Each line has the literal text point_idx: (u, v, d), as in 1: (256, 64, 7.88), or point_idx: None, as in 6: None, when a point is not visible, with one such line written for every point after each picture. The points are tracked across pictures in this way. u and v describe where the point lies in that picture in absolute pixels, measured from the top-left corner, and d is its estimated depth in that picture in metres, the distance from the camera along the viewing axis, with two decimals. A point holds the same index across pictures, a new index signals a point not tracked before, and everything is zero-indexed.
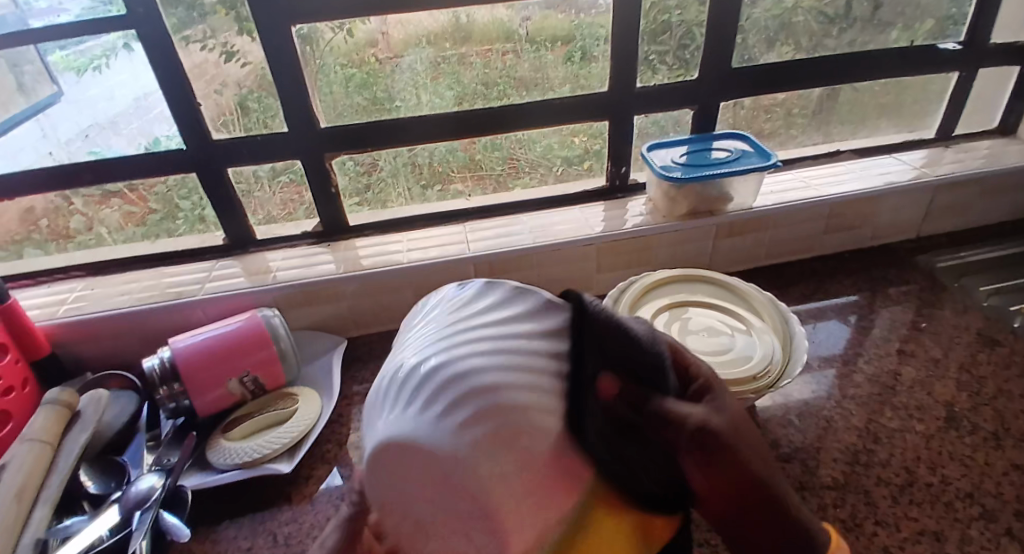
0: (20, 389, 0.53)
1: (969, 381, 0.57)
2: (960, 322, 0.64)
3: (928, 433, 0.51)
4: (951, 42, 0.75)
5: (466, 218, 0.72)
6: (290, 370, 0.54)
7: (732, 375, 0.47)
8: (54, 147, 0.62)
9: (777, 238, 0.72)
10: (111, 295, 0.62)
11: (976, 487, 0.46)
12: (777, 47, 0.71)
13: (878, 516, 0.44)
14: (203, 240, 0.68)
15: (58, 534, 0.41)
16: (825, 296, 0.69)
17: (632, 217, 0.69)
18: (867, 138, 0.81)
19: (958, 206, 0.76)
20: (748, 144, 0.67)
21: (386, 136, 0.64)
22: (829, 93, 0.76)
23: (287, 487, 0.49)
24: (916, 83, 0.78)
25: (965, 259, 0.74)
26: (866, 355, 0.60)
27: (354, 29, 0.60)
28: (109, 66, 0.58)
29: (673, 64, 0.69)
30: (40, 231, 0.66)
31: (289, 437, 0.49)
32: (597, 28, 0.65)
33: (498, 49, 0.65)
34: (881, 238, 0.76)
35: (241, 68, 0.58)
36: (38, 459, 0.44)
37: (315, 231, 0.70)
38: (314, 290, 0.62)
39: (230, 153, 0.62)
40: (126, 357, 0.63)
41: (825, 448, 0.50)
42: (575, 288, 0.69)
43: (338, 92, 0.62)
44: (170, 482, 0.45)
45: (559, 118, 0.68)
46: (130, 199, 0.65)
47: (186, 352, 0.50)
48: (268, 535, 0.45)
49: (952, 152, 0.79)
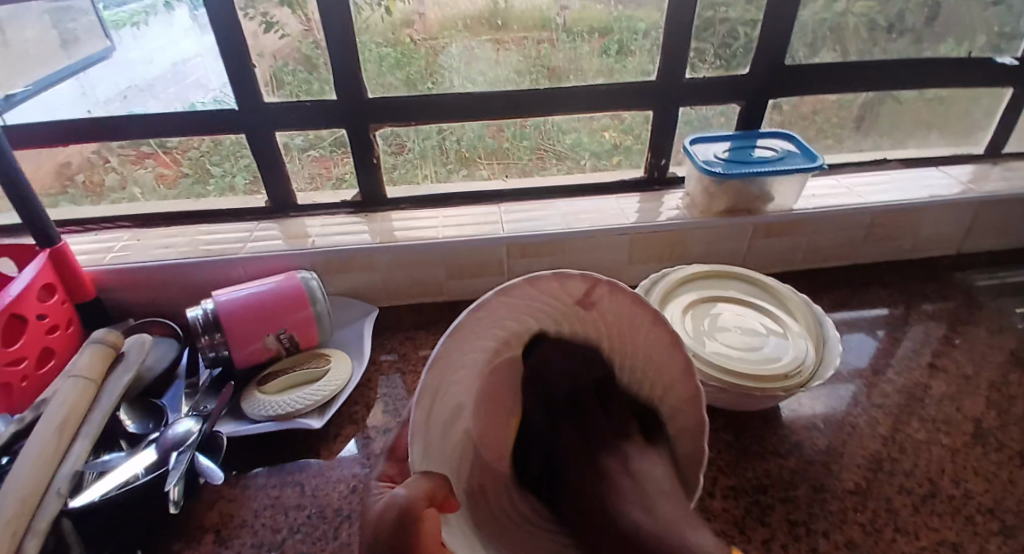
0: (65, 328, 0.56)
1: (999, 399, 0.56)
2: (995, 341, 0.63)
3: (955, 447, 0.51)
4: (1006, 57, 0.73)
5: (498, 200, 0.73)
6: (324, 332, 0.56)
7: (763, 371, 0.48)
8: (93, 107, 0.63)
9: (812, 243, 0.71)
10: (152, 247, 0.64)
11: (998, 502, 0.46)
12: (823, 52, 0.70)
13: (898, 523, 0.44)
14: (243, 202, 0.70)
15: (95, 469, 0.43)
16: (857, 306, 0.68)
17: (666, 210, 0.69)
18: (913, 150, 0.80)
19: (1000, 226, 0.75)
20: (794, 144, 0.66)
21: (424, 113, 0.65)
22: (876, 102, 0.75)
23: (316, 443, 0.50)
24: (967, 98, 0.76)
25: (1005, 280, 0.72)
26: (896, 366, 0.60)
27: (392, 7, 0.60)
28: (147, 24, 0.61)
29: (714, 63, 0.68)
30: (76, 186, 0.67)
31: (322, 395, 0.51)
32: (636, 22, 0.65)
33: (536, 37, 0.65)
34: (920, 252, 0.75)
35: (280, 39, 0.60)
36: (82, 394, 0.46)
37: (352, 201, 0.71)
38: (350, 258, 0.63)
39: (274, 118, 0.63)
40: (165, 308, 0.65)
41: (848, 453, 0.50)
42: (604, 277, 0.70)
43: (373, 70, 0.63)
44: (206, 428, 0.47)
45: (596, 106, 0.68)
46: (163, 160, 0.67)
47: (229, 305, 0.52)
48: (295, 487, 0.46)
49: (999, 169, 0.77)
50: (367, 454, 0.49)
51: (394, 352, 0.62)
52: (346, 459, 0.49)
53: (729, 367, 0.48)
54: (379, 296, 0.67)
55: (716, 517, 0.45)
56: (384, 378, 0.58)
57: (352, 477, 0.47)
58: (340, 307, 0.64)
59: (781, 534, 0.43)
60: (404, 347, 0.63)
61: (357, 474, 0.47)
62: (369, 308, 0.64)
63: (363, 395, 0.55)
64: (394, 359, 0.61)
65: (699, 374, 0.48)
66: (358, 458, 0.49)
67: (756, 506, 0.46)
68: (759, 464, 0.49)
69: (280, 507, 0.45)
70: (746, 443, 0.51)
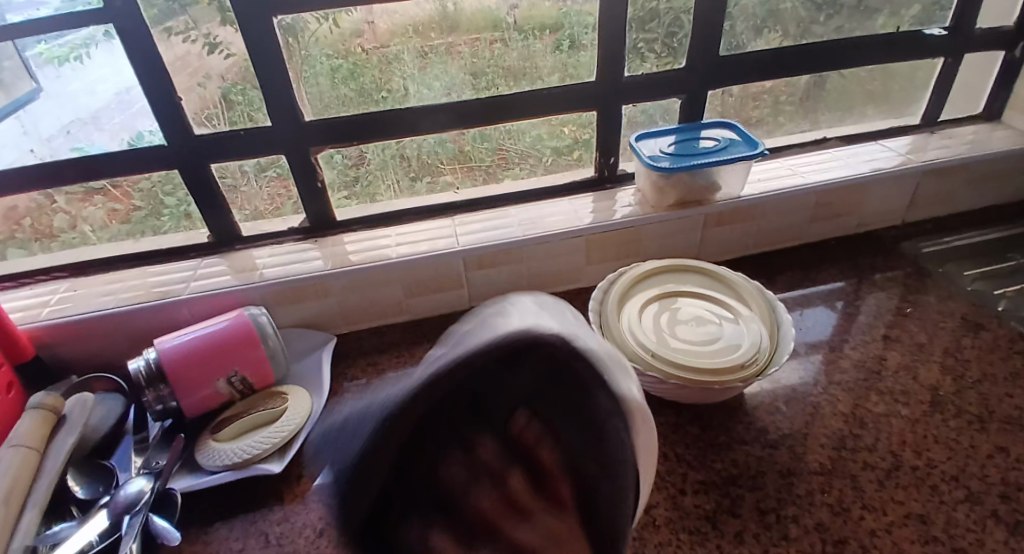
0: (6, 394, 0.52)
1: (953, 365, 0.57)
2: (945, 307, 0.65)
3: (914, 417, 0.52)
4: (936, 28, 0.75)
5: (457, 211, 0.72)
6: (278, 368, 0.54)
7: (723, 364, 0.48)
8: (36, 145, 0.60)
9: (765, 227, 0.72)
10: (95, 296, 0.61)
11: (959, 469, 0.47)
12: (764, 34, 0.70)
13: (865, 500, 0.45)
14: (189, 238, 0.67)
15: (47, 541, 0.41)
16: (812, 283, 0.69)
17: (621, 207, 0.69)
18: (855, 125, 0.82)
19: (942, 193, 0.77)
20: (736, 132, 0.67)
21: (373, 130, 0.64)
22: (817, 81, 0.76)
23: (277, 486, 0.49)
24: (903, 71, 0.78)
25: (950, 245, 0.74)
26: (853, 341, 0.61)
27: (339, 20, 0.59)
28: (90, 56, 0.57)
29: (662, 53, 0.68)
30: (22, 231, 0.64)
31: (279, 436, 0.49)
32: (585, 16, 0.64)
33: (487, 38, 0.64)
34: (868, 225, 0.77)
35: (224, 60, 0.57)
36: (25, 463, 0.43)
37: (303, 226, 0.69)
38: (304, 287, 0.61)
39: (214, 148, 0.61)
40: (112, 358, 0.62)
41: (812, 434, 0.51)
42: (566, 280, 0.70)
43: (323, 84, 0.61)
44: (159, 485, 0.45)
45: (548, 107, 0.67)
46: (113, 196, 0.64)
47: (171, 352, 0.50)
48: (259, 535, 0.45)
49: (938, 138, 0.80)
50: None
51: (357, 380, 0.60)
52: (311, 500, 0.47)
53: (688, 363, 0.48)
54: (338, 322, 0.65)
55: (689, 515, 0.45)
56: None
57: (319, 518, 0.46)
58: (296, 338, 0.62)
59: (753, 524, 0.44)
60: (367, 373, 0.61)
61: (323, 514, 0.46)
62: (326, 337, 0.63)
63: None
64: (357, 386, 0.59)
65: (659, 374, 0.47)
66: None
67: (726, 498, 0.46)
68: (727, 455, 0.49)
69: None
70: (711, 435, 0.51)
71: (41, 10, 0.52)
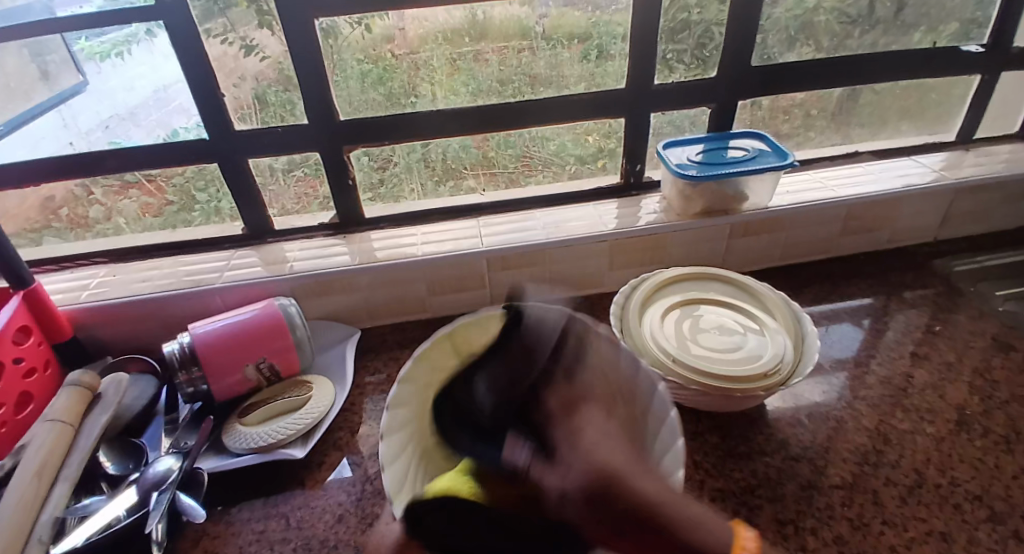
0: (42, 370, 0.55)
1: (983, 386, 0.56)
2: (976, 327, 0.63)
3: (940, 435, 0.51)
4: (973, 45, 0.74)
5: (480, 213, 0.73)
6: (305, 358, 0.55)
7: (745, 373, 0.47)
8: (75, 138, 0.63)
9: (792, 239, 0.71)
10: (131, 282, 0.64)
11: (985, 489, 0.46)
12: (796, 47, 0.70)
13: (886, 516, 0.44)
14: (221, 230, 0.70)
15: (76, 513, 0.42)
16: (839, 298, 0.68)
17: (645, 214, 0.69)
18: (887, 140, 0.80)
19: (976, 211, 0.75)
20: (766, 144, 0.67)
21: (402, 132, 0.65)
22: (849, 95, 0.75)
23: (300, 472, 0.50)
24: (940, 86, 0.77)
25: (983, 264, 0.73)
26: (880, 357, 0.60)
27: (372, 25, 0.61)
28: (130, 53, 0.59)
29: (690, 64, 0.69)
30: (59, 220, 0.67)
31: (303, 423, 0.50)
32: (614, 26, 0.65)
33: (515, 46, 0.65)
34: (899, 241, 0.75)
35: (260, 62, 0.59)
36: (59, 438, 0.45)
37: (331, 223, 0.71)
38: (331, 281, 0.63)
39: (250, 144, 0.63)
40: (145, 342, 0.64)
41: (835, 448, 0.50)
42: (587, 284, 0.70)
43: (354, 87, 0.63)
44: (186, 465, 0.46)
45: (574, 115, 0.68)
46: (148, 190, 0.66)
47: (204, 337, 0.52)
48: (279, 518, 0.46)
49: (973, 155, 0.78)
50: (352, 481, 0.49)
51: (378, 374, 0.61)
52: (330, 487, 0.48)
53: (709, 369, 0.48)
54: (361, 317, 0.67)
55: None
56: (368, 400, 0.57)
57: (339, 505, 0.47)
58: (321, 330, 0.64)
59: (770, 535, 0.43)
60: (388, 367, 0.62)
61: (342, 501, 0.47)
62: (350, 330, 0.64)
63: (348, 419, 0.55)
64: (378, 379, 0.60)
65: (680, 380, 0.47)
66: (342, 485, 0.48)
67: (744, 508, 0.45)
68: (747, 465, 0.49)
69: (266, 541, 0.44)
70: (731, 445, 0.51)
71: (82, 8, 0.55)
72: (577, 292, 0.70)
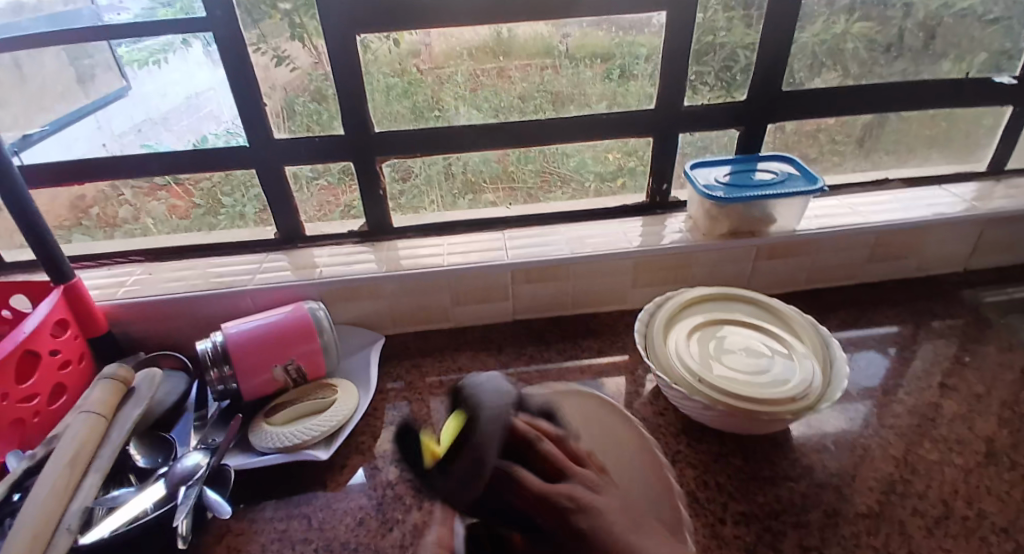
0: (77, 363, 0.57)
1: (1014, 419, 0.55)
2: (1007, 359, 0.62)
3: (968, 467, 0.50)
4: (1004, 76, 0.74)
5: (504, 226, 0.74)
6: (331, 362, 0.56)
7: (770, 396, 0.47)
8: (108, 140, 0.65)
9: (818, 263, 0.71)
10: (164, 281, 0.66)
11: (1012, 522, 0.45)
12: (823, 72, 0.70)
13: (912, 547, 0.43)
14: (251, 234, 0.71)
15: (105, 505, 0.44)
16: (865, 325, 0.68)
17: (669, 233, 0.69)
18: (915, 168, 0.80)
19: (1007, 242, 0.74)
20: (795, 168, 0.67)
21: (429, 145, 0.67)
22: (876, 122, 0.75)
23: (322, 473, 0.50)
24: (969, 116, 0.77)
25: (1014, 296, 0.71)
26: (907, 386, 0.59)
27: (400, 39, 0.62)
28: (166, 61, 0.62)
29: (715, 86, 0.69)
30: (90, 218, 0.69)
31: (328, 426, 0.51)
32: (638, 47, 0.66)
33: (539, 64, 0.66)
34: (927, 270, 0.75)
35: (291, 72, 0.62)
36: (92, 430, 0.46)
37: (359, 230, 0.72)
38: (358, 286, 0.64)
39: (283, 151, 0.65)
40: (175, 340, 0.66)
41: (860, 476, 0.49)
42: (609, 300, 0.70)
43: (380, 99, 0.64)
44: (213, 461, 0.47)
45: (598, 133, 0.69)
46: (176, 192, 0.69)
47: (237, 337, 0.53)
48: (301, 519, 0.46)
49: (1004, 186, 0.77)
50: (373, 485, 0.49)
51: (400, 380, 0.62)
52: (352, 490, 0.49)
53: (733, 390, 0.48)
54: (386, 323, 0.68)
55: (728, 545, 0.44)
56: (391, 406, 0.58)
57: (360, 508, 0.47)
58: (346, 335, 0.65)
59: None
60: (410, 374, 0.63)
61: (363, 505, 0.47)
62: (375, 336, 0.65)
63: (370, 424, 0.56)
64: (400, 386, 0.61)
65: (704, 400, 0.47)
66: (363, 488, 0.49)
67: (767, 533, 0.45)
68: (770, 489, 0.48)
69: (287, 541, 0.45)
70: (755, 468, 0.50)
71: (121, 15, 0.57)
72: (598, 308, 0.71)
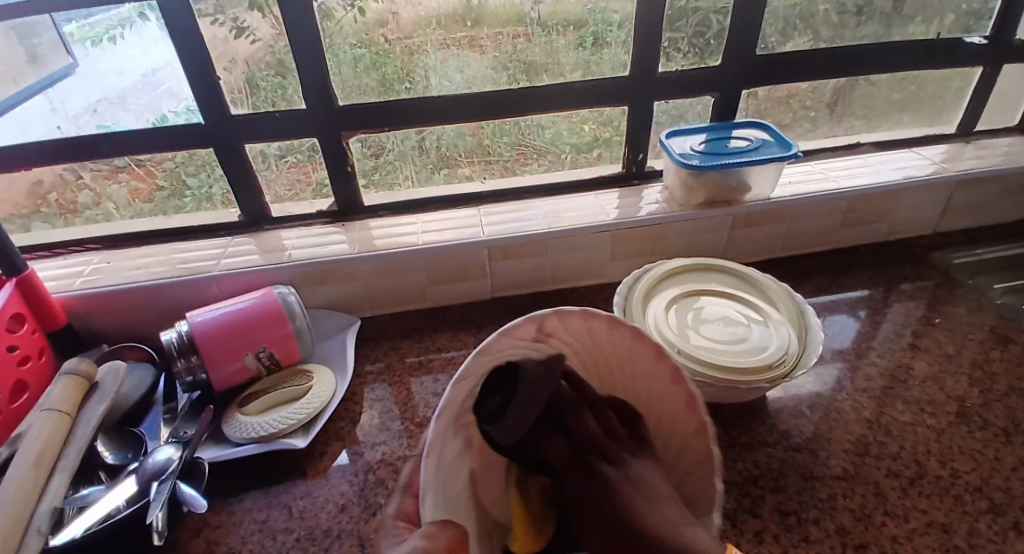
0: (37, 359, 0.54)
1: (981, 378, 0.56)
2: (974, 319, 0.64)
3: (940, 427, 0.51)
4: (975, 37, 0.74)
5: (480, 202, 0.72)
6: (305, 347, 0.55)
7: (747, 364, 0.48)
8: (63, 122, 0.61)
9: (793, 230, 0.71)
10: (125, 269, 0.63)
11: (983, 481, 0.46)
12: (795, 37, 0.70)
13: (887, 507, 0.45)
14: (216, 217, 0.69)
15: (75, 503, 0.42)
16: (838, 290, 0.69)
17: (646, 204, 0.69)
18: (887, 132, 0.80)
19: (975, 204, 0.76)
20: (770, 134, 0.67)
21: (399, 120, 0.64)
22: (848, 86, 0.75)
23: (301, 462, 0.49)
24: (940, 79, 0.77)
25: (980, 257, 0.73)
26: (878, 348, 0.60)
27: (365, 8, 0.59)
28: (123, 37, 0.58)
29: (688, 52, 0.68)
30: (48, 205, 0.65)
31: (304, 413, 0.50)
32: (611, 13, 0.64)
33: (510, 33, 0.64)
34: (897, 233, 0.76)
35: (251, 44, 0.58)
36: (57, 427, 0.44)
37: (329, 211, 0.70)
38: (329, 269, 0.62)
39: (245, 129, 0.62)
40: (141, 330, 0.63)
41: (836, 439, 0.50)
42: (588, 274, 0.70)
43: (347, 72, 0.61)
44: (186, 455, 0.46)
45: (572, 104, 0.67)
46: (138, 174, 0.65)
47: (203, 326, 0.51)
48: (282, 508, 0.46)
49: (972, 148, 0.78)
50: (355, 470, 0.48)
51: (378, 364, 0.61)
52: (333, 477, 0.48)
53: (711, 360, 0.48)
54: (361, 306, 0.66)
55: None
56: (369, 389, 0.57)
57: (342, 495, 0.46)
58: (320, 319, 0.63)
59: (773, 525, 0.43)
60: (388, 357, 0.62)
61: (345, 492, 0.47)
62: (350, 319, 0.63)
63: (349, 409, 0.55)
64: (379, 369, 0.60)
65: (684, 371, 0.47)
66: (345, 474, 0.48)
67: (747, 498, 0.46)
68: (749, 455, 0.49)
69: (268, 531, 0.44)
70: (734, 435, 0.51)
71: None
72: (577, 282, 0.70)
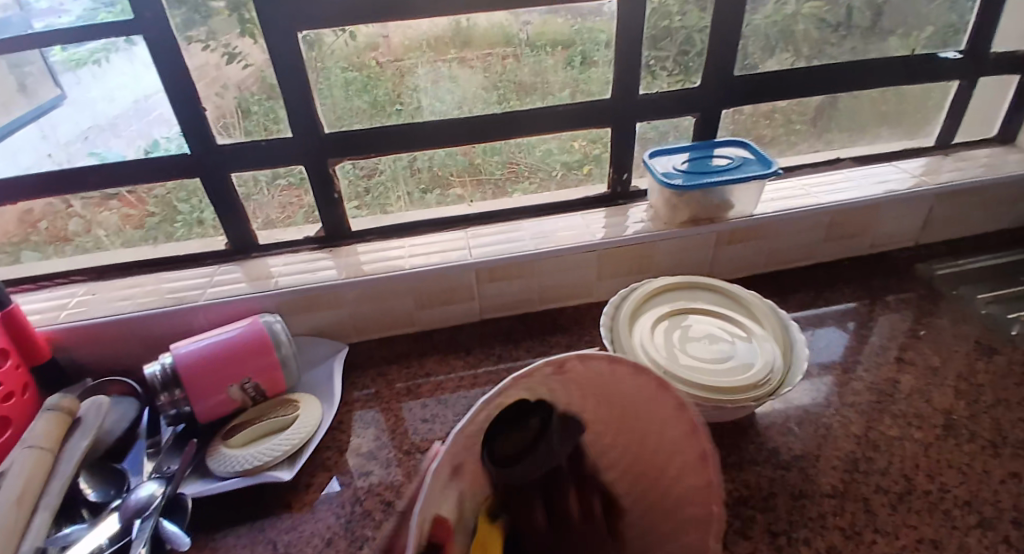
0: (20, 394, 0.53)
1: (967, 389, 0.57)
2: (959, 330, 0.64)
3: (928, 440, 0.51)
4: (951, 51, 0.75)
5: (469, 223, 0.73)
6: (290, 376, 0.54)
7: (732, 383, 0.48)
8: (54, 150, 0.61)
9: (777, 246, 0.72)
10: (112, 300, 0.62)
11: (973, 494, 0.46)
12: (776, 54, 0.71)
13: (877, 524, 0.44)
14: (204, 243, 0.69)
15: (58, 542, 0.42)
16: (824, 304, 0.69)
17: (632, 223, 0.69)
18: (867, 147, 0.82)
19: (956, 215, 0.77)
20: (748, 152, 0.68)
21: (390, 143, 0.65)
22: (829, 102, 0.76)
23: (286, 494, 0.49)
24: (918, 92, 0.79)
25: (963, 267, 0.74)
26: (865, 362, 0.60)
27: (356, 32, 0.59)
28: (108, 60, 0.57)
29: (673, 70, 0.69)
30: (38, 233, 0.65)
31: (288, 445, 0.49)
32: (597, 33, 0.65)
33: (499, 54, 0.65)
34: (880, 246, 0.77)
35: (242, 70, 0.58)
36: (38, 464, 0.44)
37: (317, 236, 0.70)
38: (317, 296, 0.62)
39: (233, 156, 0.62)
40: (126, 361, 0.63)
41: (825, 456, 0.50)
42: (576, 294, 0.70)
43: (338, 95, 0.62)
44: (170, 489, 0.45)
45: (559, 125, 0.68)
46: (129, 202, 0.65)
47: (187, 358, 0.50)
48: (267, 543, 0.45)
49: (951, 160, 0.79)
50: (341, 501, 0.48)
51: (366, 390, 0.60)
52: (319, 509, 0.47)
53: (697, 380, 0.48)
54: (348, 331, 0.66)
55: None
56: (356, 417, 0.57)
57: (327, 527, 0.46)
58: (307, 347, 0.63)
59: (763, 546, 0.43)
60: (376, 383, 0.61)
61: (331, 524, 0.46)
62: (336, 346, 0.63)
63: (335, 438, 0.54)
64: (367, 395, 0.60)
65: None
66: (331, 505, 0.48)
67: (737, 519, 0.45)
68: (739, 475, 0.49)
69: None
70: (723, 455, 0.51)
71: (61, 18, 0.53)
72: (565, 302, 0.70)
